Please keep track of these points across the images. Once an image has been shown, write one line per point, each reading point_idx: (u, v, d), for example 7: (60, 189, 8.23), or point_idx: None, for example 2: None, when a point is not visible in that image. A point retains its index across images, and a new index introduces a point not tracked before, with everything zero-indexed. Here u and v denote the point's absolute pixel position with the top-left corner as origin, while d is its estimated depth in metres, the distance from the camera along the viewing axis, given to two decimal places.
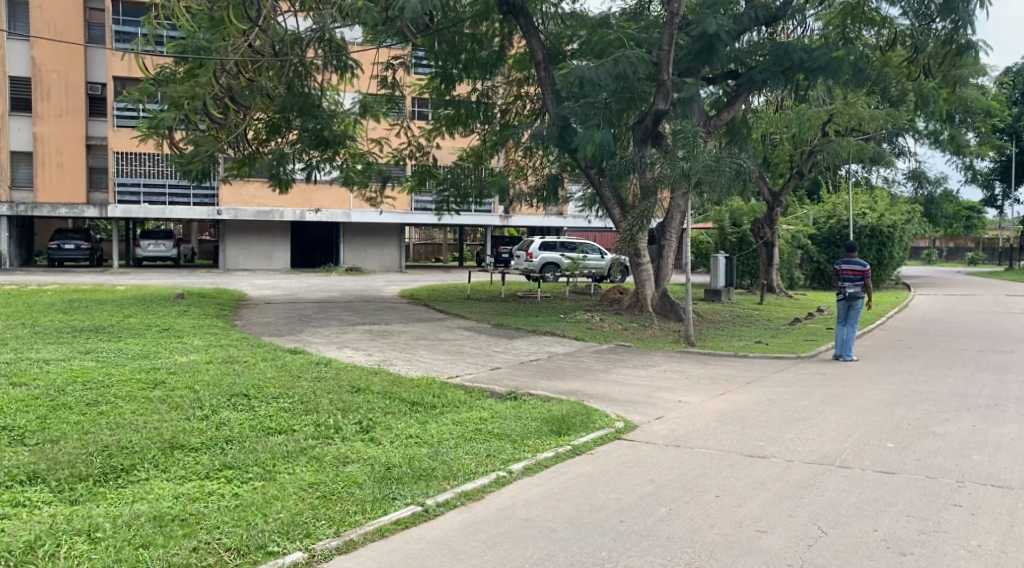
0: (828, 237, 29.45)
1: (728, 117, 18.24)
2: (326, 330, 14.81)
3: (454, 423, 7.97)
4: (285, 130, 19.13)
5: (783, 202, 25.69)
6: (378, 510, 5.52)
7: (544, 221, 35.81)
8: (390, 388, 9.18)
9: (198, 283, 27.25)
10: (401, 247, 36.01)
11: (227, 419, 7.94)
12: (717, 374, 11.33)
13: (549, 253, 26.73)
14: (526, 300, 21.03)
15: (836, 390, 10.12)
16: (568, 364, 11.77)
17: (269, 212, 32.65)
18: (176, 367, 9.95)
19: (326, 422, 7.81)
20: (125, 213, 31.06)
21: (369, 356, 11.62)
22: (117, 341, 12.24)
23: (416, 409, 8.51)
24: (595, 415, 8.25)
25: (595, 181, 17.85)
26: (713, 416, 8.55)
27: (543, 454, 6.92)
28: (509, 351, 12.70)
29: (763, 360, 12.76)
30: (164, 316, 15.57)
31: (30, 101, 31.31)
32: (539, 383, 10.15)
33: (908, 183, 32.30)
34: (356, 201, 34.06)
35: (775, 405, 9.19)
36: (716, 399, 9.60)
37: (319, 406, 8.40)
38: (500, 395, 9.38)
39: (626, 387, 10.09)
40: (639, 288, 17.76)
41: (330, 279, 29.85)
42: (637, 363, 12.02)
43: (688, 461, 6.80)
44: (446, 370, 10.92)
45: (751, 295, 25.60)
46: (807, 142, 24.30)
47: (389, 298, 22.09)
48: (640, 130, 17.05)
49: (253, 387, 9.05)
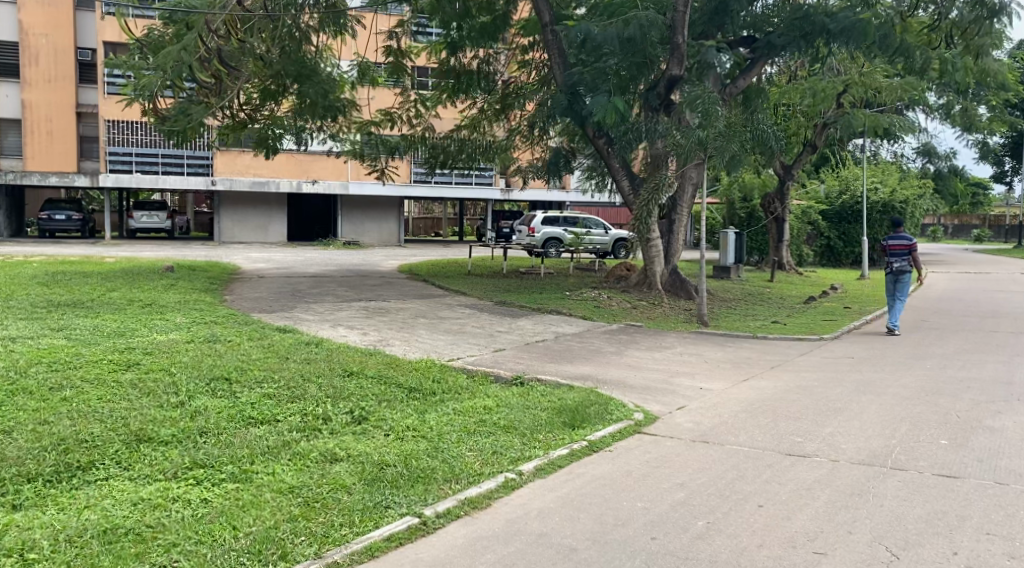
0: (840, 213, 28.59)
1: (745, 85, 17.32)
2: (319, 306, 14.01)
3: (454, 413, 7.21)
4: (278, 96, 18.25)
5: (794, 176, 24.88)
6: (368, 523, 4.74)
7: (547, 195, 34.96)
8: (384, 372, 8.39)
9: (191, 255, 26.39)
10: (400, 220, 35.13)
11: (203, 406, 7.15)
12: (738, 357, 10.53)
13: (551, 228, 25.89)
14: (529, 276, 20.22)
15: (868, 376, 9.35)
16: (577, 345, 10.98)
17: (264, 183, 31.74)
18: (153, 348, 9.16)
19: (313, 411, 7.02)
20: (116, 183, 30.18)
21: (364, 336, 10.82)
22: (93, 317, 11.42)
23: (413, 397, 7.74)
24: (612, 405, 7.45)
25: (603, 152, 16.91)
26: (741, 406, 7.77)
27: (558, 451, 6.14)
28: (513, 331, 11.92)
29: (784, 342, 11.97)
30: (150, 291, 14.75)
31: (17, 66, 30.33)
32: (548, 367, 9.37)
33: (917, 158, 31.41)
34: (353, 172, 33.06)
35: (806, 394, 8.40)
36: (741, 386, 8.80)
37: (307, 392, 7.60)
38: (505, 382, 8.57)
39: (641, 372, 9.28)
40: (649, 265, 16.86)
41: (327, 253, 28.97)
42: (651, 345, 11.22)
43: (720, 460, 6.04)
44: (446, 351, 10.13)
45: (761, 273, 24.83)
46: (821, 113, 23.32)
47: (387, 273, 21.27)
48: (653, 98, 16.11)
49: (236, 370, 8.28)
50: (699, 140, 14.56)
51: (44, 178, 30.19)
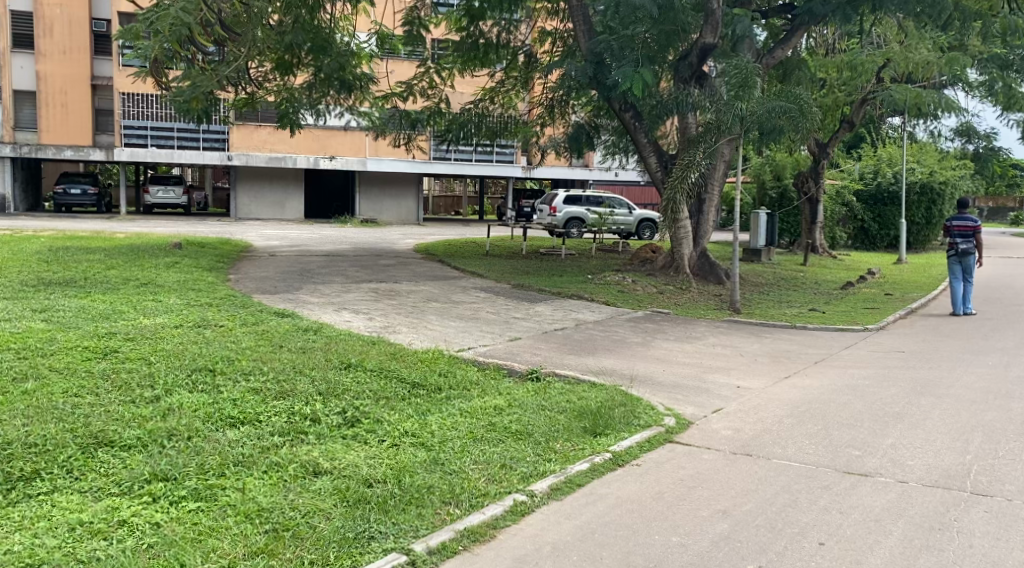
0: (875, 194, 27.30)
1: (783, 55, 16.21)
2: (327, 288, 13.20)
3: (460, 414, 6.39)
4: (294, 67, 17.46)
5: (830, 154, 23.60)
6: (346, 561, 4.00)
7: (569, 173, 34.00)
8: (386, 365, 7.55)
9: (204, 232, 25.71)
10: (419, 198, 34.23)
11: (178, 403, 6.35)
12: (776, 351, 9.61)
13: (573, 207, 24.89)
14: (549, 258, 19.28)
15: (924, 375, 8.42)
16: (599, 335, 10.11)
17: (281, 159, 31.00)
18: (136, 333, 8.36)
19: (300, 411, 6.20)
20: (132, 157, 29.50)
21: (369, 322, 10.00)
22: (82, 297, 10.67)
23: (417, 393, 6.92)
24: (639, 407, 6.60)
25: (630, 127, 15.94)
26: (786, 411, 6.90)
27: (576, 465, 5.29)
28: (531, 317, 11.07)
29: (825, 334, 11.05)
30: (151, 268, 13.99)
31: (31, 37, 29.67)
32: (567, 360, 8.53)
33: (955, 138, 30.08)
34: (372, 148, 32.13)
35: (856, 396, 7.50)
36: (783, 385, 7.92)
37: (297, 387, 6.78)
38: (519, 377, 7.73)
39: (671, 367, 8.43)
40: (676, 247, 15.90)
41: (343, 231, 28.18)
42: (680, 335, 10.33)
43: (771, 479, 5.18)
44: (458, 340, 9.30)
45: (793, 256, 23.70)
46: (860, 89, 22.15)
47: (402, 253, 20.39)
48: (684, 68, 15.30)
49: (221, 361, 7.46)
50: (739, 114, 13.64)
51: (60, 152, 29.58)
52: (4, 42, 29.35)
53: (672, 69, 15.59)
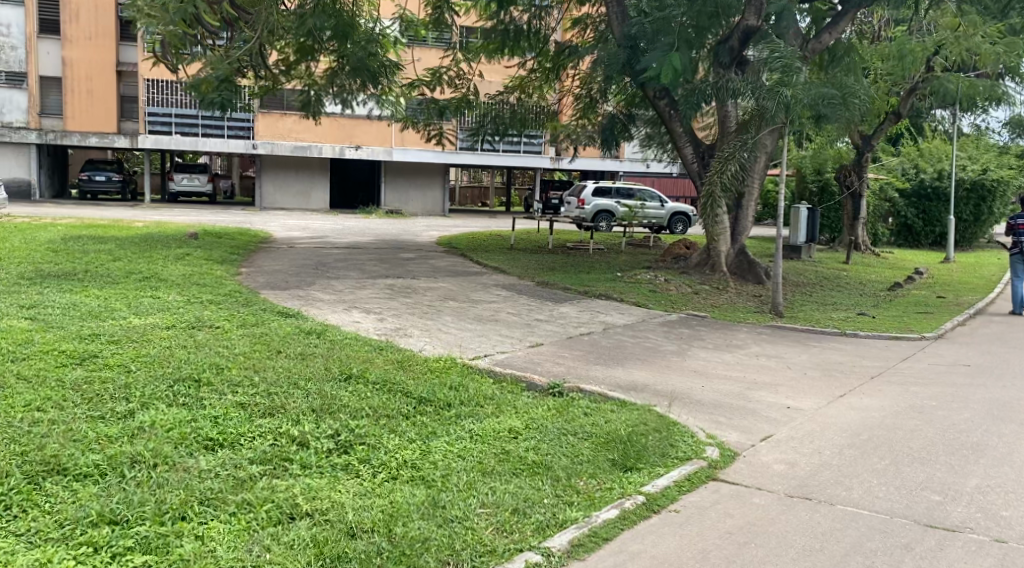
0: (920, 190, 26.07)
1: (830, 40, 15.13)
2: (340, 283, 12.43)
3: (470, 438, 5.56)
4: (314, 52, 16.67)
5: (874, 146, 22.47)
6: None
7: (600, 164, 33.09)
8: (391, 377, 6.72)
9: (225, 221, 25.11)
10: (445, 189, 33.43)
11: (150, 419, 5.53)
12: (826, 364, 8.74)
13: (602, 200, 23.87)
14: (577, 253, 18.37)
15: (995, 396, 7.55)
16: (631, 341, 9.26)
17: (306, 148, 30.33)
18: (123, 335, 7.54)
19: (287, 432, 5.36)
20: (155, 144, 29.07)
21: (380, 323, 9.21)
22: (76, 291, 9.95)
23: (423, 411, 6.10)
24: (676, 433, 5.79)
25: (665, 115, 15.00)
26: (846, 438, 6.06)
27: (602, 511, 4.51)
28: (556, 320, 10.26)
29: (880, 343, 10.16)
30: (161, 260, 13.28)
31: (57, 22, 29.19)
32: (596, 372, 7.73)
33: (1005, 131, 28.73)
34: (398, 137, 31.38)
35: (925, 421, 6.63)
36: (838, 406, 7.07)
37: (288, 402, 5.95)
38: (540, 392, 6.93)
39: (711, 383, 7.61)
40: (713, 244, 14.91)
41: (368, 222, 27.48)
42: (719, 343, 9.47)
43: (838, 534, 4.39)
44: (476, 346, 8.51)
45: (834, 253, 22.58)
46: (909, 78, 20.96)
47: (424, 246, 19.56)
48: (724, 53, 14.28)
49: (208, 368, 6.60)
50: (785, 101, 12.51)
51: (84, 138, 29.13)
52: (31, 27, 28.81)
53: (711, 54, 14.63)
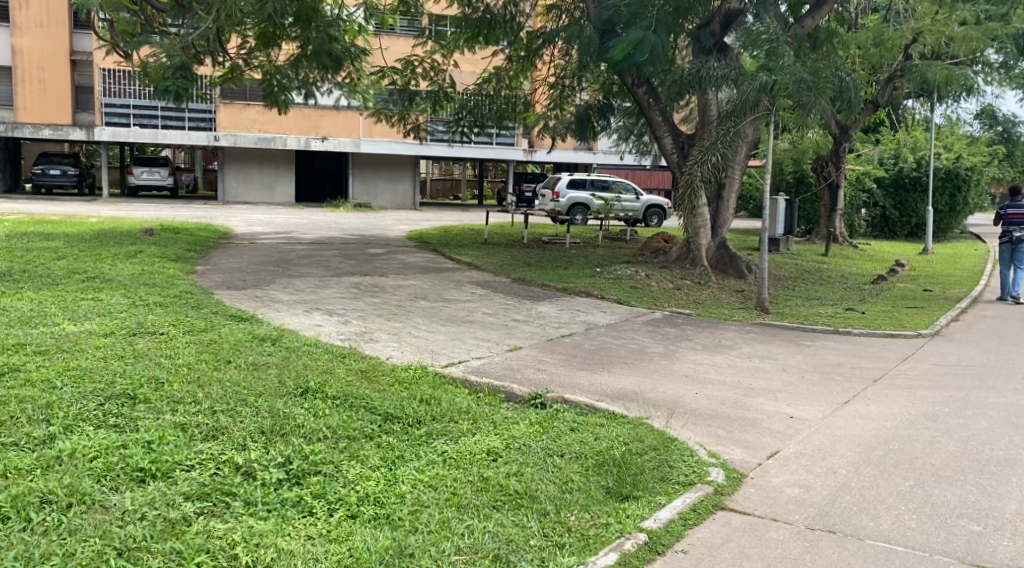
0: (895, 180, 25.74)
1: (812, 25, 14.59)
2: (302, 282, 11.63)
3: (443, 463, 4.88)
4: (278, 40, 15.82)
5: (851, 137, 21.91)
6: None
7: (573, 157, 32.66)
8: (354, 391, 6.00)
9: (186, 217, 24.14)
10: (415, 182, 32.61)
11: (71, 444, 4.70)
12: (824, 366, 8.15)
13: (576, 192, 23.23)
14: (552, 247, 17.73)
15: (1009, 400, 7.01)
16: (615, 343, 8.62)
17: (270, 140, 29.37)
18: (52, 344, 6.66)
19: (231, 460, 4.62)
20: (113, 137, 27.96)
21: (343, 327, 8.47)
22: (8, 294, 9.04)
23: (390, 431, 5.40)
24: (675, 453, 5.15)
25: (644, 103, 14.36)
26: (862, 454, 5.47)
27: (600, 556, 3.90)
28: (534, 320, 9.58)
29: (875, 341, 9.61)
30: (110, 258, 12.40)
31: (6, 9, 27.71)
32: (582, 379, 7.06)
33: (977, 121, 28.47)
34: (366, 128, 30.48)
35: (941, 431, 6.07)
36: (845, 415, 6.48)
37: (236, 423, 5.18)
38: (520, 403, 6.26)
39: (706, 389, 6.98)
40: (694, 237, 14.31)
41: (335, 216, 26.63)
42: (708, 344, 8.85)
43: None
44: (449, 351, 7.80)
45: (812, 246, 22.14)
46: (887, 65, 20.47)
47: (393, 241, 18.81)
48: (705, 38, 13.74)
49: (146, 384, 5.75)
50: (765, 85, 11.96)
51: (37, 131, 27.93)
52: None
53: (690, 39, 14.00)
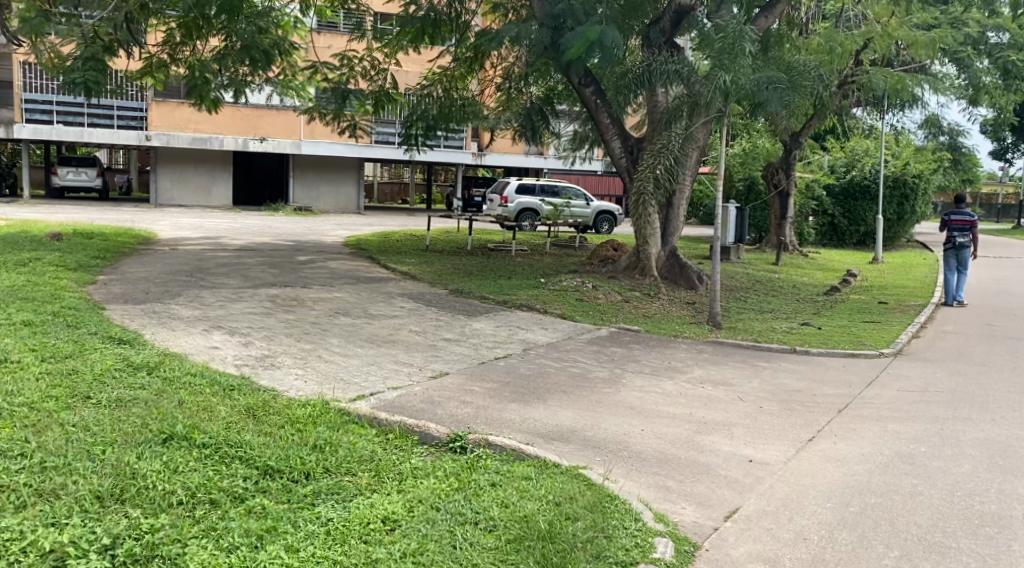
0: (846, 188, 25.24)
1: (766, 24, 13.87)
2: (213, 295, 10.46)
3: (324, 539, 3.88)
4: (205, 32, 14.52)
5: (802, 145, 21.18)
6: None
7: (522, 160, 31.96)
8: (232, 435, 4.94)
9: (107, 220, 22.65)
10: (358, 185, 31.43)
11: None
12: (784, 394, 7.29)
13: (525, 198, 22.28)
14: (496, 255, 16.78)
15: (990, 436, 6.21)
16: (553, 367, 7.66)
17: (206, 140, 27.94)
18: None
19: (42, 547, 3.58)
20: (34, 135, 26.32)
21: (243, 350, 7.39)
22: None
23: (265, 492, 4.36)
24: (614, 517, 4.23)
25: (591, 104, 13.51)
26: (834, 512, 4.61)
27: None
28: (467, 340, 8.58)
29: (836, 363, 8.81)
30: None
31: None
32: (513, 414, 6.09)
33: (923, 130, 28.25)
34: (307, 129, 29.21)
35: (922, 478, 5.23)
36: (812, 457, 5.61)
37: (64, 485, 4.11)
38: (436, 447, 5.27)
39: (654, 425, 6.05)
40: (643, 245, 13.39)
41: (269, 221, 25.32)
42: (657, 367, 7.95)
43: None
44: (361, 380, 6.76)
45: (761, 255, 21.48)
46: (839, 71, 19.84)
47: (326, 247, 17.65)
48: (655, 35, 12.84)
49: None
50: (722, 85, 10.93)
51: None
52: None
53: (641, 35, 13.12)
